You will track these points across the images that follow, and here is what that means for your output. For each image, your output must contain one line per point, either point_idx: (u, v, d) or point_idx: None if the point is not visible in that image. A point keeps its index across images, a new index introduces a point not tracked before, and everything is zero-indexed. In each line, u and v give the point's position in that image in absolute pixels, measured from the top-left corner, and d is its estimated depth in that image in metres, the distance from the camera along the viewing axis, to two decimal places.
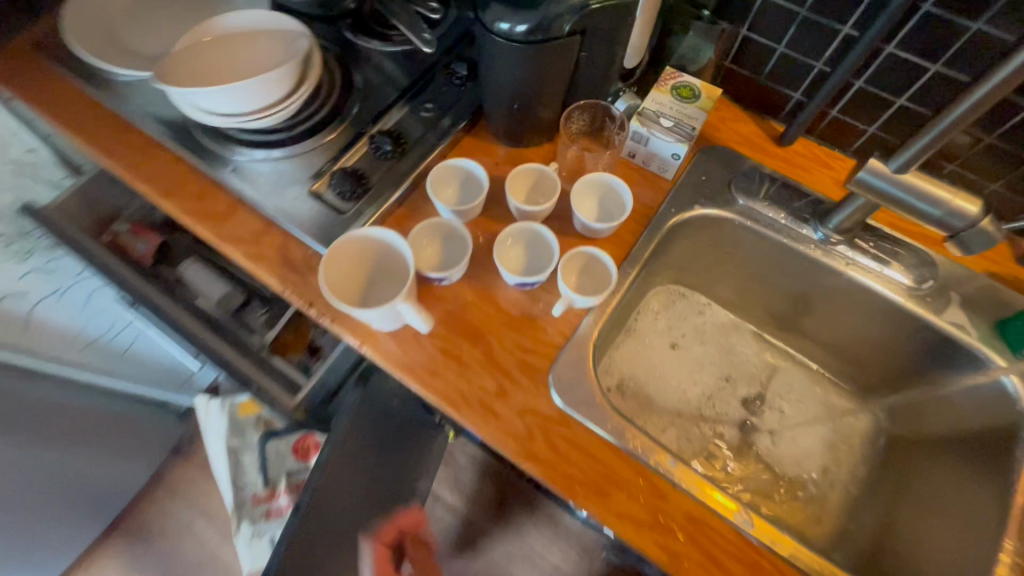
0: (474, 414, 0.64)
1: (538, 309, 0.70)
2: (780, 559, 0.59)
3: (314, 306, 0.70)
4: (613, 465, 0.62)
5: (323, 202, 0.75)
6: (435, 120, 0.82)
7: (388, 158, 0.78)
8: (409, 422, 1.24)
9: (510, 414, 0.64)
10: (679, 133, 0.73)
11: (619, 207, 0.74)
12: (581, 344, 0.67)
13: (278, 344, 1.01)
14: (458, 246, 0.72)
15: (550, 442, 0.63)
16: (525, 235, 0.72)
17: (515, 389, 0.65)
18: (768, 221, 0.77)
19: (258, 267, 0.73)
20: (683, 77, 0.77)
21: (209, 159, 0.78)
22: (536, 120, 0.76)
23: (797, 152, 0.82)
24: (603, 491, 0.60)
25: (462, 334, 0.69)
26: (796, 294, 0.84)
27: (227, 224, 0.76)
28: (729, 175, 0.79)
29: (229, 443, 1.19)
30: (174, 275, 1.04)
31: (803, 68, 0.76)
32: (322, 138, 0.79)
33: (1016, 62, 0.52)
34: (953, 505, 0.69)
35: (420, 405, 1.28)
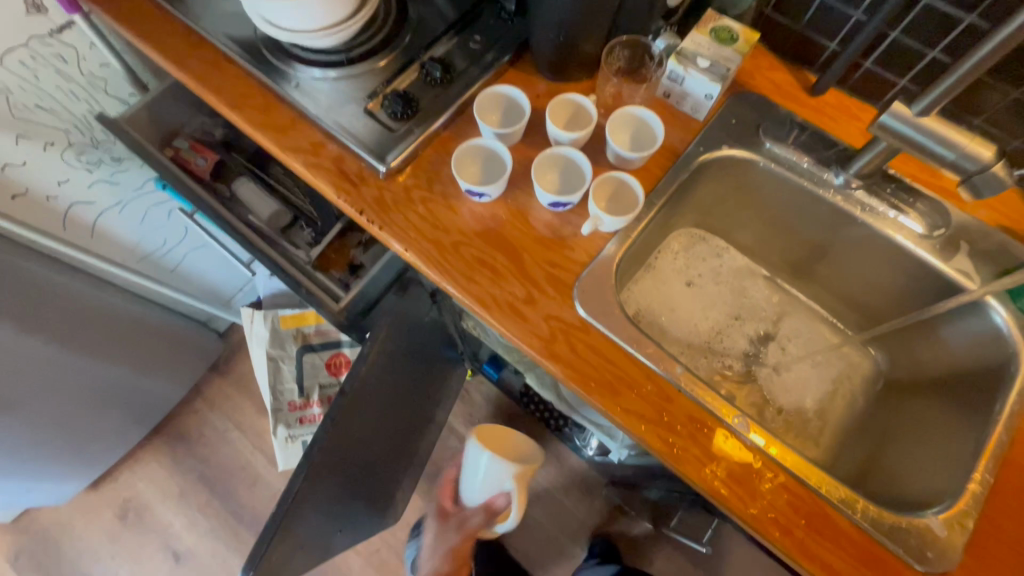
0: (504, 316, 0.72)
1: (568, 230, 0.76)
2: (771, 460, 0.65)
3: (365, 213, 0.78)
4: (626, 368, 0.69)
5: (376, 120, 0.81)
6: (481, 52, 0.87)
7: (436, 84, 0.83)
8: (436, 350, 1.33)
9: (536, 318, 0.71)
10: (713, 74, 0.77)
11: (651, 141, 0.78)
12: (605, 262, 0.73)
13: (321, 261, 1.10)
14: (498, 168, 0.78)
15: (570, 343, 0.70)
16: (560, 161, 0.77)
17: (542, 297, 0.72)
18: (792, 165, 0.81)
19: (315, 174, 0.80)
20: (722, 20, 0.80)
21: (274, 76, 0.85)
22: (579, 54, 0.80)
23: (827, 103, 0.85)
24: (616, 389, 0.68)
25: (497, 246, 0.76)
26: (812, 241, 0.89)
27: (289, 135, 0.83)
28: (757, 120, 0.83)
29: (270, 351, 1.28)
30: (229, 191, 1.13)
31: (841, 17, 0.78)
32: (375, 63, 0.85)
33: None
34: (937, 436, 0.74)
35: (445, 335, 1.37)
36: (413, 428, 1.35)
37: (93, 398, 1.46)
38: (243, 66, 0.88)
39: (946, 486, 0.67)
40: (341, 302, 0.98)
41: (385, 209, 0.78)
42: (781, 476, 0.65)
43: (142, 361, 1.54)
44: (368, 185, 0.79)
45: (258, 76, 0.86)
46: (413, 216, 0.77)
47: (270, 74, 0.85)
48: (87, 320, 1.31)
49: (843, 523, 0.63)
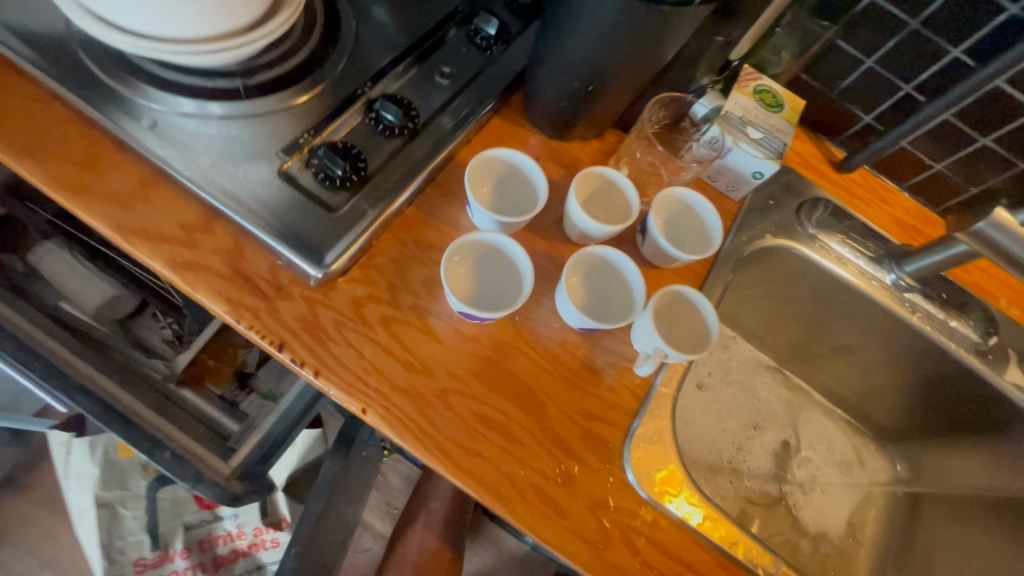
0: (536, 515, 0.47)
1: (602, 359, 0.53)
2: None
3: (286, 348, 0.47)
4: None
5: (298, 188, 0.51)
6: (453, 91, 0.61)
7: (393, 136, 0.55)
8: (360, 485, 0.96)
9: (581, 510, 0.48)
10: (767, 148, 0.60)
11: (706, 234, 0.57)
12: (660, 408, 0.52)
13: (190, 372, 0.74)
14: (504, 270, 0.51)
15: (632, 546, 0.48)
16: (588, 263, 0.54)
17: (582, 474, 0.49)
18: (840, 257, 0.68)
19: (190, 279, 0.47)
20: (762, 80, 0.64)
21: (110, 107, 0.50)
22: (598, 107, 0.58)
23: (855, 182, 0.74)
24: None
25: (508, 393, 0.50)
26: (839, 340, 0.77)
27: (137, 208, 0.49)
28: (796, 202, 0.69)
29: (101, 495, 0.88)
30: (25, 265, 0.70)
31: (887, 89, 0.66)
32: (292, 97, 0.54)
33: None
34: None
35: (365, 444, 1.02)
36: None
37: None
38: (43, 82, 0.51)
39: None
40: (232, 459, 0.63)
41: (322, 341, 0.48)
42: None
43: None
44: (288, 297, 0.49)
45: (76, 104, 0.50)
46: (371, 353, 0.48)
47: (101, 103, 0.50)
48: None
49: None
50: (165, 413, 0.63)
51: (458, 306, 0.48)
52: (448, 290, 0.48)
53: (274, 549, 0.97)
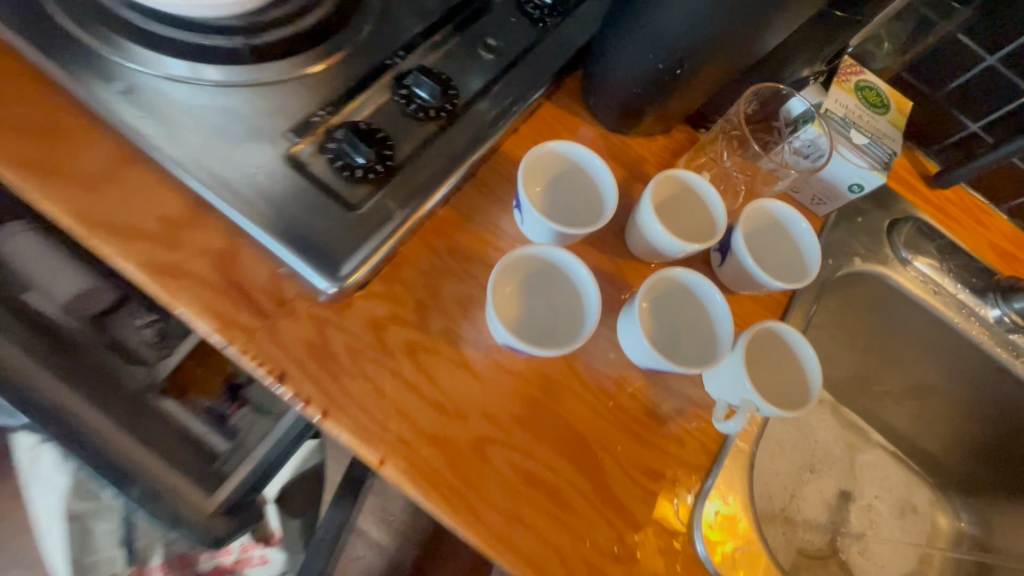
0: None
1: (669, 405, 0.44)
2: None
3: (286, 379, 0.37)
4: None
5: (307, 176, 0.41)
6: (499, 67, 0.50)
7: (426, 118, 0.45)
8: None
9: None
10: (872, 157, 0.50)
11: (800, 260, 0.47)
12: (738, 467, 0.43)
13: (175, 381, 0.66)
14: (561, 291, 0.42)
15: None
16: (663, 288, 0.44)
17: (644, 548, 0.40)
18: (935, 288, 0.58)
19: (169, 287, 0.37)
20: (864, 74, 0.54)
21: (74, 62, 0.40)
22: (677, 95, 0.48)
23: (948, 200, 0.64)
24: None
25: (558, 445, 0.41)
26: (914, 381, 0.67)
27: (106, 193, 0.39)
28: (885, 220, 0.59)
29: (71, 507, 0.78)
30: None
31: (1003, 93, 0.57)
32: (302, 68, 0.44)
33: None
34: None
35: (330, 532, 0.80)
36: None
37: None
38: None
39: None
40: (218, 493, 0.53)
41: (331, 370, 0.38)
42: None
43: None
44: (292, 315, 0.39)
45: (34, 58, 0.40)
46: (392, 387, 0.39)
47: (66, 58, 0.40)
48: None
49: None
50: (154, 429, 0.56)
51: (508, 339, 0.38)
52: (491, 312, 0.38)
53: (261, 567, 0.87)
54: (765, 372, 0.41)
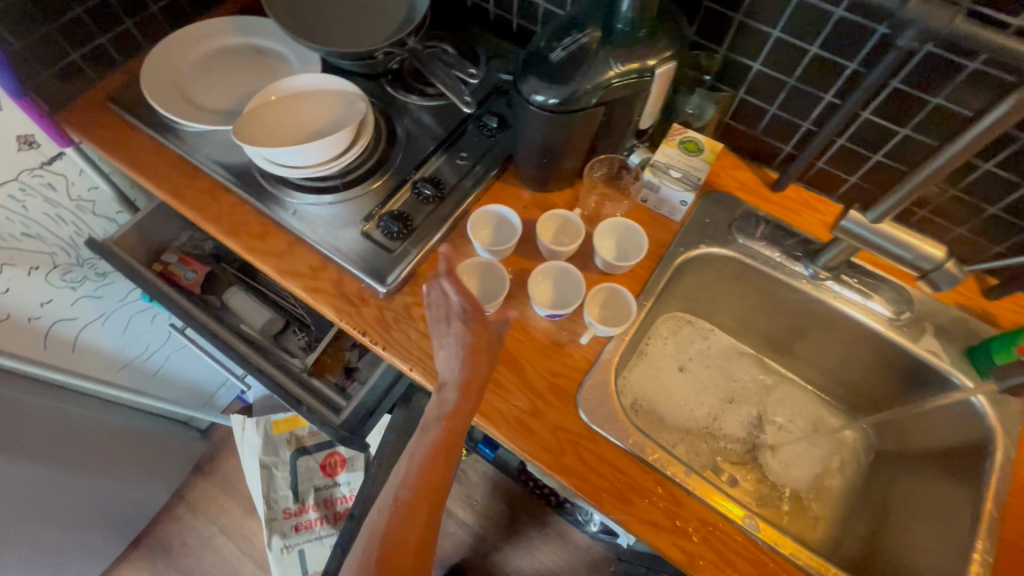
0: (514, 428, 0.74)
1: (564, 337, 0.79)
2: (783, 557, 0.68)
3: (367, 334, 0.80)
4: (632, 488, 0.71)
5: (372, 240, 0.85)
6: (469, 167, 0.92)
7: (428, 202, 0.88)
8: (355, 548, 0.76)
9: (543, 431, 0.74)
10: (686, 183, 0.84)
11: (638, 248, 0.85)
12: (605, 367, 0.77)
13: (316, 366, 1.10)
14: (495, 279, 0.82)
15: (578, 452, 0.72)
16: (552, 271, 0.82)
17: (545, 408, 0.75)
18: (766, 258, 0.87)
19: (315, 297, 0.82)
20: (688, 132, 0.87)
21: (269, 203, 0.88)
22: (561, 168, 0.86)
23: (788, 198, 0.93)
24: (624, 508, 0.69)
25: (501, 360, 0.78)
26: (791, 325, 0.94)
27: (286, 259, 0.85)
28: (730, 218, 0.90)
29: (263, 459, 1.25)
30: (220, 302, 1.14)
31: (792, 127, 0.87)
32: (368, 186, 0.89)
33: (978, 128, 0.59)
34: (942, 521, 0.75)
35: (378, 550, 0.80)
36: None
37: (67, 516, 1.40)
38: (236, 195, 0.91)
39: (949, 568, 0.69)
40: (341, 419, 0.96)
41: (387, 328, 0.80)
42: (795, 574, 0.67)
43: (113, 474, 1.47)
44: (369, 306, 0.82)
45: (253, 203, 0.89)
46: (415, 335, 0.80)
47: (267, 201, 0.89)
48: (58, 435, 1.26)
49: None
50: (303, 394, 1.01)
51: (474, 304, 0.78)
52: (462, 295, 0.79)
53: None
54: (608, 314, 0.82)
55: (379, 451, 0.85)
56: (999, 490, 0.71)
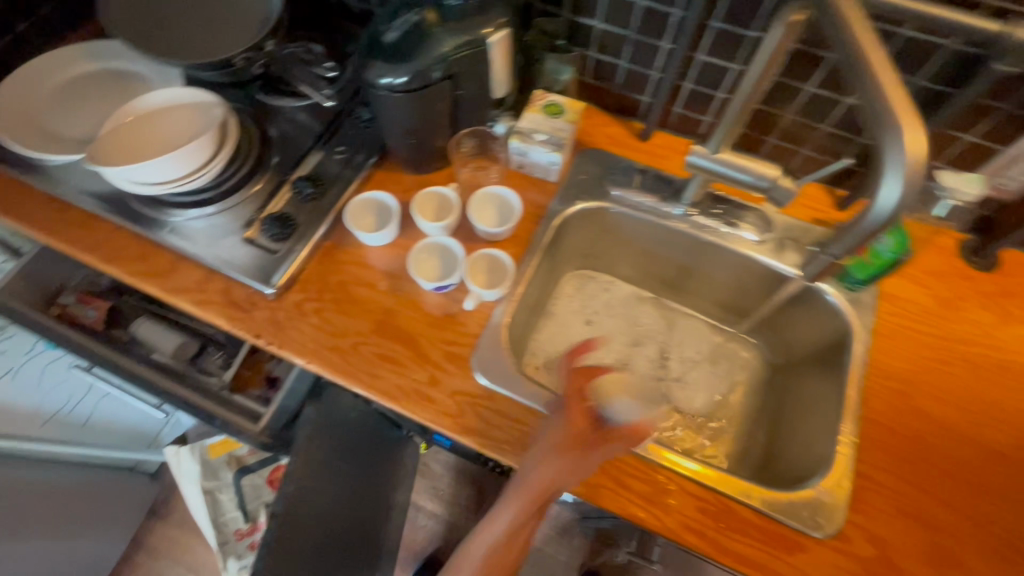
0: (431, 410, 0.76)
1: (455, 307, 0.83)
2: (675, 473, 0.72)
3: (261, 336, 0.81)
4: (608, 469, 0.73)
5: (257, 245, 0.85)
6: (347, 159, 0.94)
7: (311, 200, 0.89)
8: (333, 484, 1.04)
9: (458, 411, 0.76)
10: (552, 144, 0.88)
11: (514, 207, 0.88)
12: (496, 327, 0.81)
13: (237, 382, 1.10)
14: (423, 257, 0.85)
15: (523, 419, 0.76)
16: (435, 248, 0.86)
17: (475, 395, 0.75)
18: (639, 204, 0.92)
19: (204, 310, 0.82)
20: (550, 96, 0.91)
21: (147, 225, 0.88)
22: (432, 147, 0.88)
23: (656, 145, 0.98)
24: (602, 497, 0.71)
25: (398, 339, 0.81)
26: (677, 264, 1.00)
27: (171, 278, 0.85)
28: (604, 172, 0.95)
29: (204, 485, 1.24)
30: (127, 335, 1.12)
31: (644, 77, 0.92)
32: (248, 190, 0.90)
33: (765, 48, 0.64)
34: (819, 416, 0.82)
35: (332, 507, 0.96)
36: (372, 520, 1.35)
37: None
38: (112, 223, 0.89)
39: (821, 455, 0.76)
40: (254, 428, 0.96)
41: (281, 328, 0.81)
42: (685, 484, 0.72)
43: (56, 532, 1.43)
44: (259, 309, 0.83)
45: (131, 228, 0.88)
46: (310, 329, 0.81)
47: (144, 223, 0.88)
48: None
49: (745, 512, 0.70)
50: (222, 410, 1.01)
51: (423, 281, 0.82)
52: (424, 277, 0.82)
53: None
54: (494, 279, 0.86)
55: (297, 447, 0.87)
56: (858, 376, 0.78)
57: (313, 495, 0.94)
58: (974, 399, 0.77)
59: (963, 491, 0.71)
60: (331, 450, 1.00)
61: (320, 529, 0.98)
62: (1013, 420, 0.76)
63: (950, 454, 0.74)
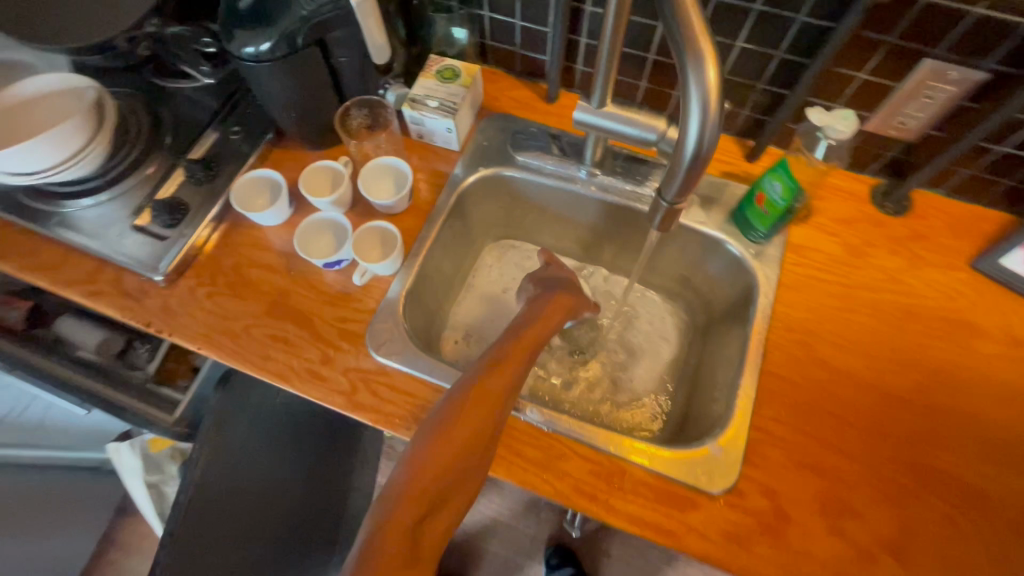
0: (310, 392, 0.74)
1: (349, 284, 0.81)
2: (566, 437, 0.70)
3: (152, 325, 0.79)
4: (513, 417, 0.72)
5: (147, 232, 0.83)
6: (242, 139, 0.91)
7: (202, 183, 0.86)
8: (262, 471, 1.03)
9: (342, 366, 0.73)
10: (445, 110, 0.85)
11: (407, 174, 0.86)
12: (392, 302, 0.79)
13: (162, 374, 1.09)
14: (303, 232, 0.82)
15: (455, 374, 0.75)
16: (326, 225, 0.83)
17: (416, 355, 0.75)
18: (543, 169, 0.90)
19: (94, 301, 0.81)
20: (445, 61, 0.88)
21: (35, 218, 0.85)
22: (321, 120, 0.85)
23: (563, 106, 0.95)
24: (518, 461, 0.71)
25: (291, 319, 0.79)
26: (588, 227, 0.97)
27: (61, 270, 0.83)
28: (508, 137, 0.92)
29: (147, 479, 1.23)
30: (49, 334, 1.09)
31: (541, 35, 0.88)
32: (140, 175, 0.88)
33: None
34: (725, 374, 0.80)
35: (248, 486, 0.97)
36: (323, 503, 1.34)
37: None
38: (4, 218, 0.86)
39: (721, 412, 0.75)
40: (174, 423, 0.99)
41: (172, 315, 0.80)
42: (577, 449, 0.69)
43: None
44: (151, 297, 0.81)
45: (17, 222, 0.85)
46: (201, 315, 0.80)
47: (30, 217, 0.85)
48: None
49: (639, 473, 0.68)
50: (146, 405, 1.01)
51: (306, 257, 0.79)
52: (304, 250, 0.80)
53: None
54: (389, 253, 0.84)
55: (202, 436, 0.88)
56: (761, 330, 0.76)
57: (234, 484, 0.94)
58: (882, 347, 0.74)
59: (866, 440, 0.69)
60: (253, 436, 0.99)
61: (250, 517, 0.98)
62: (922, 366, 0.73)
63: (855, 404, 0.71)
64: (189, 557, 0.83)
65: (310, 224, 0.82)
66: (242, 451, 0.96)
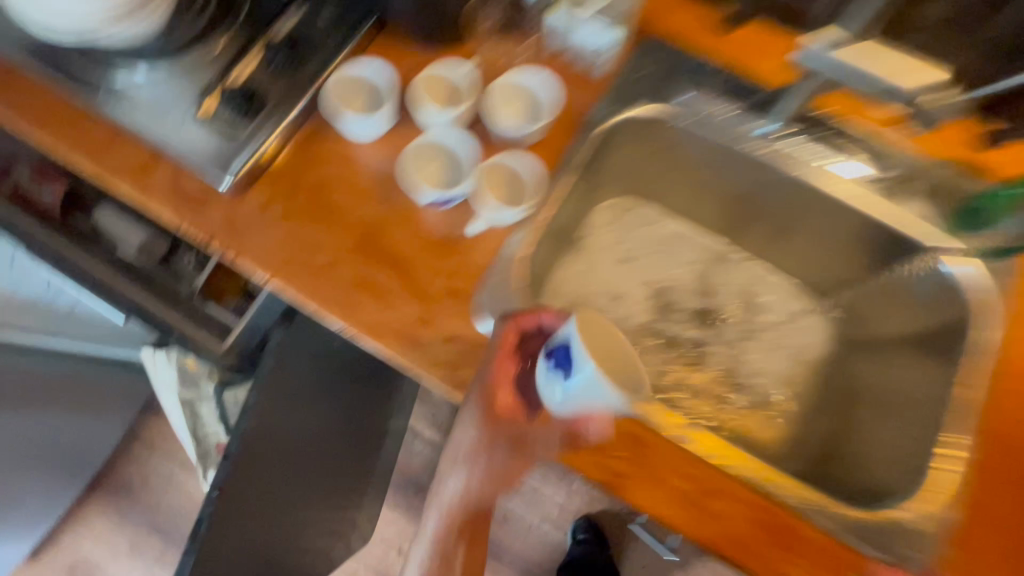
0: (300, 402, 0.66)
1: (458, 230, 0.65)
2: (720, 470, 0.56)
3: (213, 240, 0.65)
4: (604, 464, 0.57)
5: (213, 122, 0.66)
6: (336, 20, 0.71)
7: (286, 69, 0.67)
8: (314, 419, 0.93)
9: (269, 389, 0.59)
10: (610, 16, 0.68)
11: (546, 100, 0.69)
12: (508, 261, 0.62)
13: (211, 289, 0.96)
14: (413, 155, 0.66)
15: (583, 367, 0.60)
16: (438, 150, 0.66)
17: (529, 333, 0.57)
18: (718, 114, 0.70)
19: (147, 201, 0.66)
20: None
21: (78, 83, 0.68)
22: (447, 9, 0.65)
23: (745, 38, 0.73)
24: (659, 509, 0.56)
25: (383, 262, 0.63)
26: (741, 195, 0.76)
27: (107, 155, 0.68)
28: (670, 68, 0.71)
29: (182, 395, 1.16)
30: (89, 225, 0.96)
31: None
32: (210, 47, 0.69)
33: None
34: (926, 420, 0.63)
35: (297, 433, 0.87)
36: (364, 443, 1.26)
37: None
38: (41, 78, 0.70)
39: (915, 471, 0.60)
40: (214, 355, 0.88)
41: (239, 232, 0.65)
42: (737, 488, 0.56)
43: None
44: (213, 205, 0.66)
45: (58, 86, 0.69)
46: (275, 237, 0.65)
47: (73, 81, 0.68)
48: None
49: (813, 533, 0.55)
50: (194, 328, 0.91)
51: (412, 190, 0.63)
52: (411, 181, 0.63)
53: None
54: (512, 198, 0.67)
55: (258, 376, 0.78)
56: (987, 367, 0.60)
57: (287, 427, 0.84)
58: None
59: None
60: (307, 380, 0.88)
61: (298, 461, 0.90)
62: None
63: None
64: (234, 503, 0.76)
65: (420, 145, 0.66)
66: (293, 394, 0.84)
